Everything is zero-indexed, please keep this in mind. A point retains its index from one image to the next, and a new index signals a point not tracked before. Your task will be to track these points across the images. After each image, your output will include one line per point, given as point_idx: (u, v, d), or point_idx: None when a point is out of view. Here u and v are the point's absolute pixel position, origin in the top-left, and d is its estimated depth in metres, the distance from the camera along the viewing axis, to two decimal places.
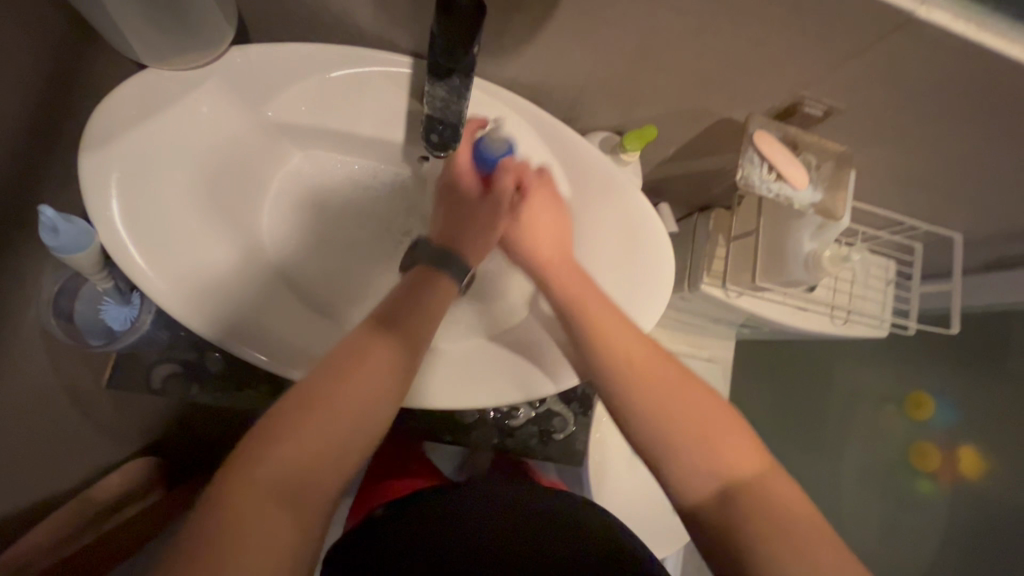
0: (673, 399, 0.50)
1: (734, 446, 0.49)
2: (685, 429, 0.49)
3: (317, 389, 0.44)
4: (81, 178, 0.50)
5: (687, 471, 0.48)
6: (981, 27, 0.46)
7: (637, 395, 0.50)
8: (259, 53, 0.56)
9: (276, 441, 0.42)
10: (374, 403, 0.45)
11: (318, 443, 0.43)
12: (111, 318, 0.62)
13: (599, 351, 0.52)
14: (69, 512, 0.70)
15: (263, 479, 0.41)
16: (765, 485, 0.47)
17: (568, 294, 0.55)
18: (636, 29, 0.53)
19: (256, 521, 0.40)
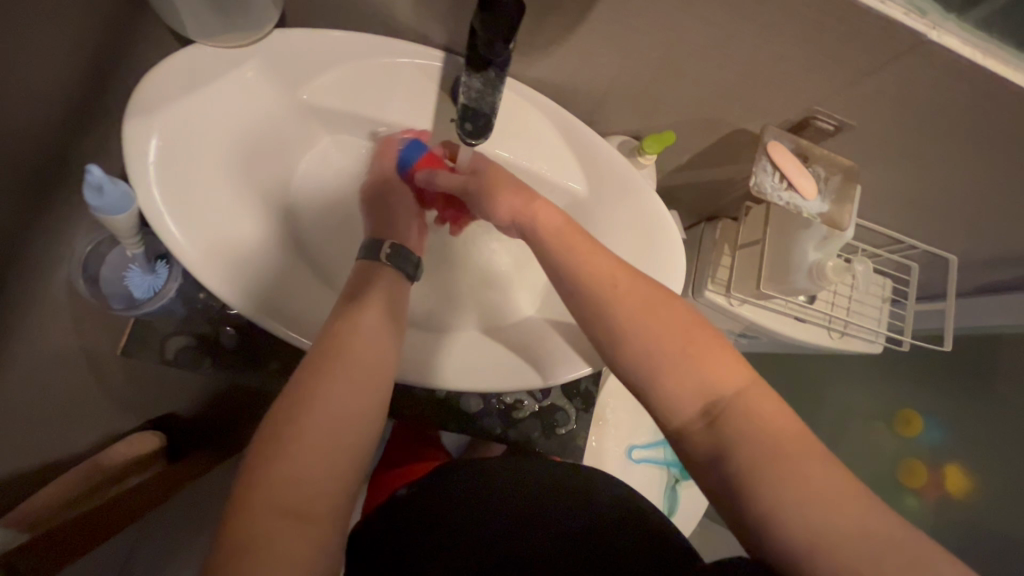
0: (653, 318, 0.48)
1: (719, 367, 0.45)
2: (666, 349, 0.47)
3: (307, 393, 0.45)
4: (123, 143, 0.51)
5: (671, 387, 0.46)
6: (987, 54, 0.50)
7: (614, 321, 0.49)
8: (300, 37, 0.58)
9: (288, 442, 0.43)
10: (367, 401, 0.48)
11: (322, 448, 0.43)
12: (133, 285, 0.64)
13: (583, 282, 0.51)
14: (72, 480, 0.65)
15: (275, 492, 0.41)
16: (757, 404, 0.43)
17: (555, 228, 0.56)
18: (664, 37, 0.56)
19: (276, 532, 0.39)
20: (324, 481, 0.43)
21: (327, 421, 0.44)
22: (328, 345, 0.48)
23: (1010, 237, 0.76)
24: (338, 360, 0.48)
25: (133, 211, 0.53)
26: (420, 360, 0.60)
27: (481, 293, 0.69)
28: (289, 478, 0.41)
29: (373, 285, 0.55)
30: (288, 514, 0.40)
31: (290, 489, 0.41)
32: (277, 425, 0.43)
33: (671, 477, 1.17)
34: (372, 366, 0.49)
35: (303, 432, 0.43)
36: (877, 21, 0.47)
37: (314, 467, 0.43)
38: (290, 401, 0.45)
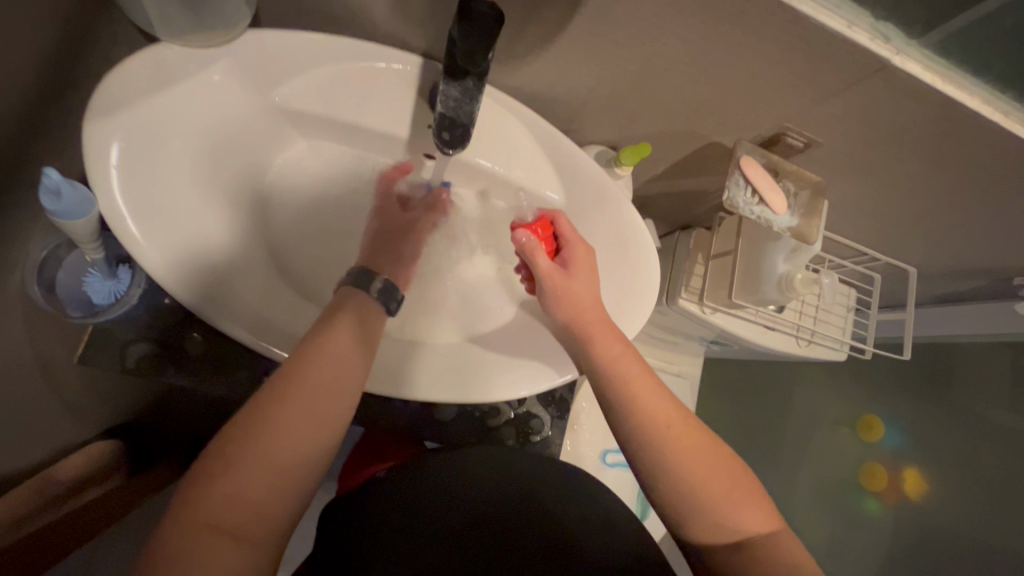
0: (699, 458, 0.53)
1: (752, 509, 0.52)
2: (708, 484, 0.52)
3: (275, 418, 0.44)
4: (83, 144, 0.48)
5: (713, 526, 0.51)
6: (945, 79, 0.52)
7: (667, 455, 0.53)
8: (274, 38, 0.57)
9: (239, 461, 0.42)
10: (324, 430, 0.46)
11: (270, 472, 0.43)
12: (93, 290, 0.61)
13: (636, 417, 0.54)
14: (29, 493, 0.62)
15: (212, 509, 0.40)
16: (779, 541, 0.51)
17: (611, 352, 0.58)
18: (641, 51, 0.56)
19: (209, 548, 0.40)
20: (266, 503, 0.43)
21: (281, 448, 0.44)
22: (294, 370, 0.47)
23: (967, 251, 0.79)
24: (301, 384, 0.46)
25: (93, 215, 0.50)
26: (394, 368, 0.59)
27: (458, 300, 0.68)
28: (231, 497, 0.41)
29: (347, 311, 0.53)
30: (225, 530, 0.41)
31: (229, 506, 0.41)
32: (228, 442, 0.43)
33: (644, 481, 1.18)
34: (339, 391, 0.48)
35: (251, 455, 0.42)
36: (844, 44, 0.49)
37: (260, 490, 0.42)
38: (245, 420, 0.44)
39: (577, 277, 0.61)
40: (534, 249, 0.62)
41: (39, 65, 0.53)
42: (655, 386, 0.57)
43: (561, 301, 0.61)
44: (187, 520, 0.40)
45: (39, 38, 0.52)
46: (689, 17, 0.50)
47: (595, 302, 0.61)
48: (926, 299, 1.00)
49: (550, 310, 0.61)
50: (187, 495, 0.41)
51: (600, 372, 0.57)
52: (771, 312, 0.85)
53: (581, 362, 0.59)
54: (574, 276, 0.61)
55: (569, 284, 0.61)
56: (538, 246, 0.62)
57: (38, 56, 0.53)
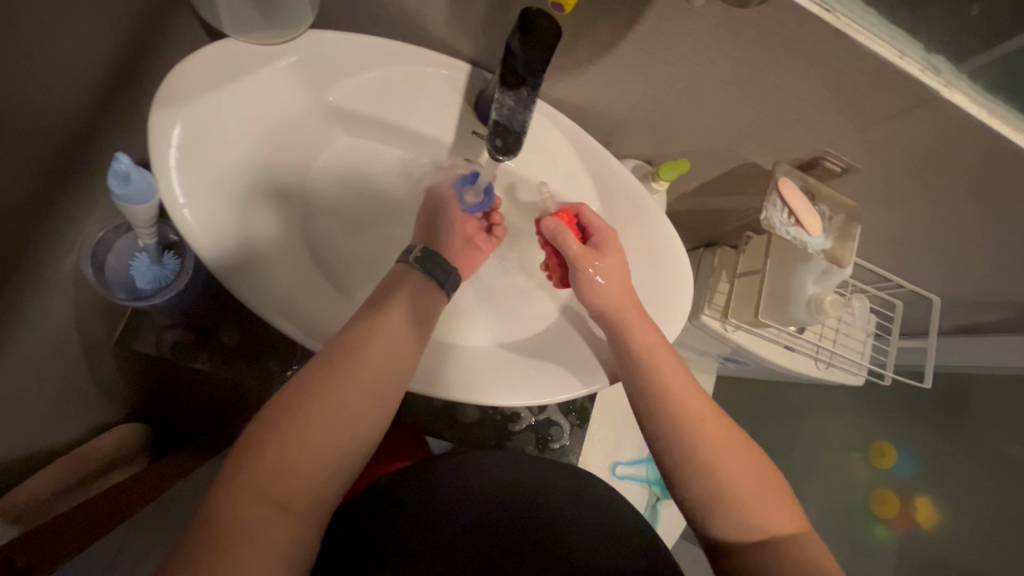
0: (732, 461, 0.54)
1: (778, 510, 0.53)
2: (694, 420, 0.55)
3: (324, 389, 0.46)
4: (149, 132, 0.50)
5: (738, 520, 0.52)
6: (992, 114, 0.53)
7: (701, 468, 0.53)
8: (332, 40, 0.58)
9: (290, 433, 0.43)
10: (369, 419, 0.47)
11: (322, 443, 0.44)
12: (138, 274, 0.60)
13: (666, 406, 0.56)
14: (74, 461, 0.65)
15: (256, 480, 0.42)
16: (758, 486, 0.53)
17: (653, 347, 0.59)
18: (691, 72, 0.57)
19: (255, 521, 0.41)
20: (311, 484, 0.44)
21: (327, 430, 0.45)
22: (344, 354, 0.48)
23: (993, 282, 0.80)
24: (351, 371, 0.47)
25: (155, 203, 0.51)
26: (426, 366, 0.60)
27: (490, 304, 0.69)
28: (278, 471, 0.42)
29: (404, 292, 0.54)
30: (269, 502, 0.42)
31: (280, 474, 0.42)
32: (278, 414, 0.44)
33: (654, 494, 1.18)
34: (389, 367, 0.49)
35: (300, 431, 0.44)
36: (895, 73, 0.50)
37: (305, 467, 0.43)
38: (296, 397, 0.45)
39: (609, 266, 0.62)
40: (562, 231, 0.62)
41: (110, 57, 0.55)
42: (688, 381, 0.58)
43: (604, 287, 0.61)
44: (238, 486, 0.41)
45: (108, 31, 0.54)
46: (744, 41, 0.52)
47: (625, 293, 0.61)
48: (947, 328, 1.00)
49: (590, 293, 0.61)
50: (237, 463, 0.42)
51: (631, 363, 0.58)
52: (793, 333, 0.86)
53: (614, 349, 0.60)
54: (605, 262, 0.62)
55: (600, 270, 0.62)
56: (567, 231, 0.63)
57: (109, 49, 0.55)
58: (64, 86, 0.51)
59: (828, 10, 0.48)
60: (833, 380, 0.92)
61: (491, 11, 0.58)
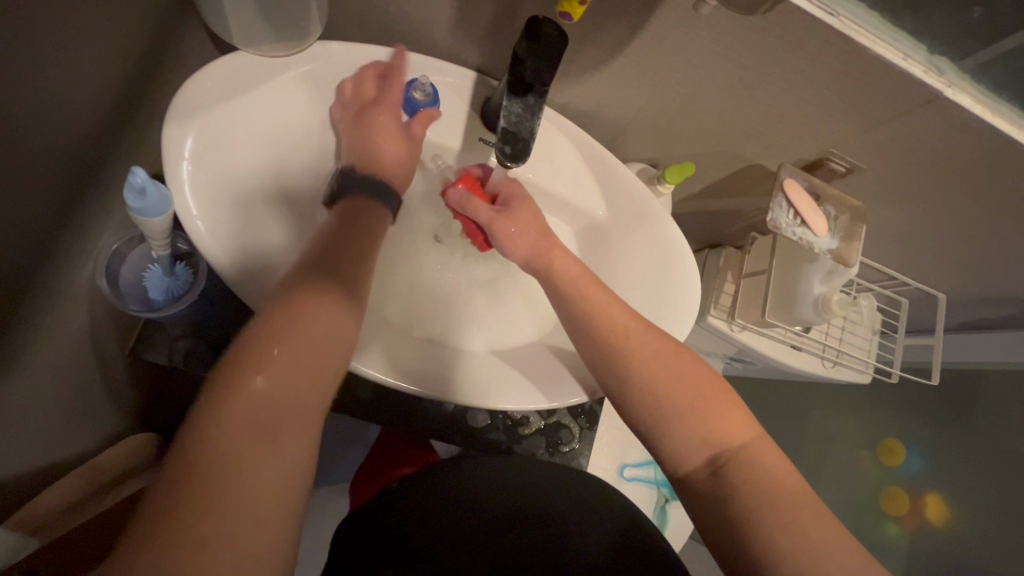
0: (680, 392, 0.53)
1: (730, 423, 0.52)
2: (634, 352, 0.54)
3: (244, 363, 0.41)
4: (163, 145, 0.51)
5: (685, 442, 0.52)
6: (995, 112, 0.54)
7: (644, 404, 0.53)
8: (340, 52, 0.59)
9: (212, 417, 0.38)
10: (304, 377, 0.42)
11: (256, 422, 0.39)
12: (151, 286, 0.61)
13: (609, 351, 0.55)
14: (82, 476, 0.65)
15: (181, 525, 0.35)
16: (701, 398, 0.53)
17: (600, 298, 0.57)
18: (695, 76, 0.58)
19: (195, 569, 0.34)
20: (255, 472, 0.38)
21: (254, 436, 0.39)
22: (259, 345, 0.42)
23: (998, 279, 0.80)
24: (270, 363, 0.41)
25: (170, 215, 0.51)
26: (438, 371, 0.60)
27: (498, 308, 0.70)
28: (206, 507, 0.35)
29: (341, 238, 0.51)
30: (205, 543, 0.35)
31: (216, 468, 0.37)
32: (194, 438, 0.37)
33: (662, 496, 1.18)
34: (326, 323, 0.45)
35: (232, 412, 0.38)
36: (900, 75, 0.51)
37: (239, 491, 0.37)
38: (209, 411, 0.38)
39: (521, 216, 0.62)
40: (467, 200, 0.60)
41: (123, 73, 0.56)
42: (634, 318, 0.57)
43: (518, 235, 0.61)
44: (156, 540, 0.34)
45: (121, 47, 0.55)
46: (749, 45, 0.52)
47: (548, 239, 0.62)
48: (952, 325, 1.00)
49: (512, 248, 0.61)
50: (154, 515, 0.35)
51: (567, 309, 0.58)
52: (799, 332, 0.86)
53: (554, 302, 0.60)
54: (519, 211, 0.62)
55: (515, 222, 0.61)
56: (472, 197, 0.61)
57: (122, 65, 0.56)
58: (79, 102, 0.52)
59: (832, 14, 0.48)
60: (841, 379, 0.93)
61: (498, 20, 0.58)
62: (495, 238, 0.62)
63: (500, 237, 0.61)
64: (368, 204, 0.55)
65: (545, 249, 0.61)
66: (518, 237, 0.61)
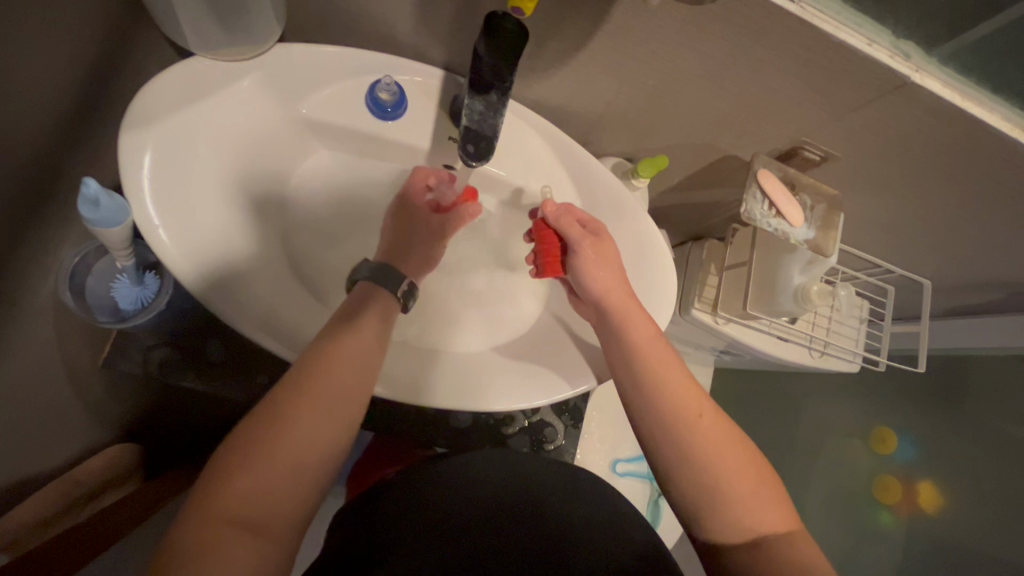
0: (726, 460, 0.53)
1: (771, 507, 0.52)
2: (682, 413, 0.55)
3: (286, 408, 0.45)
4: (119, 155, 0.50)
5: (725, 518, 0.52)
6: (965, 96, 0.53)
7: (688, 459, 0.53)
8: (301, 53, 0.58)
9: (252, 452, 0.43)
10: (336, 423, 0.47)
11: (288, 461, 0.44)
12: (120, 296, 0.61)
13: (658, 407, 0.55)
14: (55, 490, 0.65)
15: (230, 504, 0.41)
16: (750, 483, 0.53)
17: (649, 351, 0.58)
18: (662, 67, 0.57)
19: (228, 541, 0.41)
20: (276, 502, 0.43)
21: (293, 451, 0.44)
22: (309, 369, 0.48)
23: (982, 264, 0.79)
24: (319, 387, 0.47)
25: (127, 224, 0.51)
26: (412, 374, 0.60)
27: (475, 307, 0.69)
28: (251, 494, 0.42)
29: (374, 302, 0.55)
30: (244, 522, 0.42)
31: (250, 499, 0.42)
32: (252, 436, 0.44)
33: (655, 491, 1.18)
34: (357, 369, 0.50)
35: (269, 451, 0.44)
36: (865, 61, 0.50)
37: (275, 489, 0.43)
38: (264, 418, 0.45)
39: (600, 268, 0.61)
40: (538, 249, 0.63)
41: (79, 81, 0.55)
42: (681, 373, 0.58)
43: (603, 292, 0.60)
44: (210, 509, 0.41)
45: (74, 54, 0.54)
46: (712, 35, 0.51)
47: (622, 288, 0.61)
48: (940, 312, 0.99)
49: (586, 277, 0.60)
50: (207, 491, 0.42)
51: (620, 355, 0.59)
52: (784, 323, 0.86)
53: (609, 347, 0.60)
54: (600, 264, 0.61)
55: (600, 253, 0.61)
56: (546, 248, 0.63)
57: (77, 73, 0.55)
58: (32, 112, 0.51)
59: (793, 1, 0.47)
60: (828, 369, 0.92)
61: (459, 16, 0.57)
62: (574, 260, 0.61)
63: (578, 262, 0.61)
64: (381, 294, 0.56)
65: (616, 298, 0.60)
66: (593, 287, 0.60)
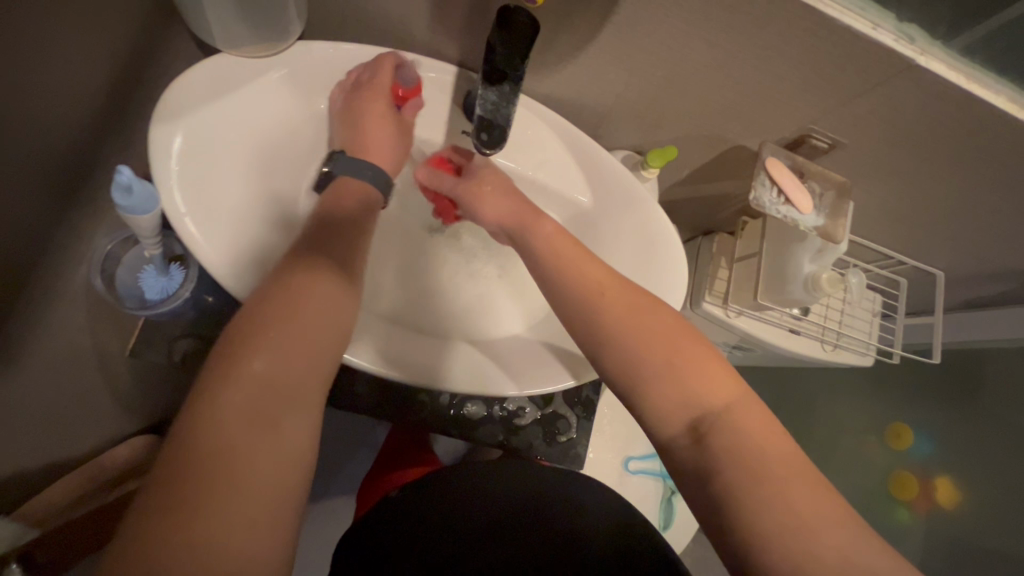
0: (668, 342, 0.50)
1: (710, 377, 0.48)
2: (602, 298, 0.52)
3: (244, 355, 0.41)
4: (151, 146, 0.52)
5: (664, 393, 0.48)
6: (972, 79, 0.53)
7: (621, 344, 0.50)
8: (320, 50, 0.60)
9: (214, 409, 0.38)
10: (307, 360, 0.43)
11: (258, 410, 0.39)
12: (146, 286, 0.63)
13: (577, 293, 0.53)
14: (83, 477, 0.69)
15: (197, 465, 0.36)
16: (694, 361, 0.48)
17: (565, 248, 0.56)
18: (670, 58, 0.58)
19: (208, 508, 0.36)
20: (257, 457, 0.38)
21: (259, 397, 0.40)
22: (264, 314, 0.43)
23: (996, 253, 0.79)
24: (278, 328, 0.43)
25: (157, 213, 0.54)
26: (426, 360, 0.61)
27: (490, 298, 0.70)
28: (226, 452, 0.37)
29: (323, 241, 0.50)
30: (224, 505, 0.36)
31: (223, 458, 0.37)
32: (209, 393, 0.39)
33: (667, 488, 1.18)
34: (319, 301, 0.46)
35: (234, 402, 0.39)
36: (870, 45, 0.51)
37: (247, 441, 0.38)
38: (220, 373, 0.40)
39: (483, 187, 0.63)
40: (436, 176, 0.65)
41: (110, 80, 0.58)
42: (589, 258, 0.56)
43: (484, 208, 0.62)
44: (176, 477, 0.36)
45: (106, 54, 0.57)
46: (718, 24, 0.53)
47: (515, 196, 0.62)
48: (955, 304, 0.99)
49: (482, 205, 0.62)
50: (171, 458, 0.37)
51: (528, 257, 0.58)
52: (796, 315, 0.86)
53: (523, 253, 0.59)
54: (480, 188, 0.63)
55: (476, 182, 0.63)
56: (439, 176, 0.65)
57: (109, 72, 0.58)
58: (66, 107, 0.54)
59: None
60: (842, 362, 0.91)
61: (472, 12, 0.59)
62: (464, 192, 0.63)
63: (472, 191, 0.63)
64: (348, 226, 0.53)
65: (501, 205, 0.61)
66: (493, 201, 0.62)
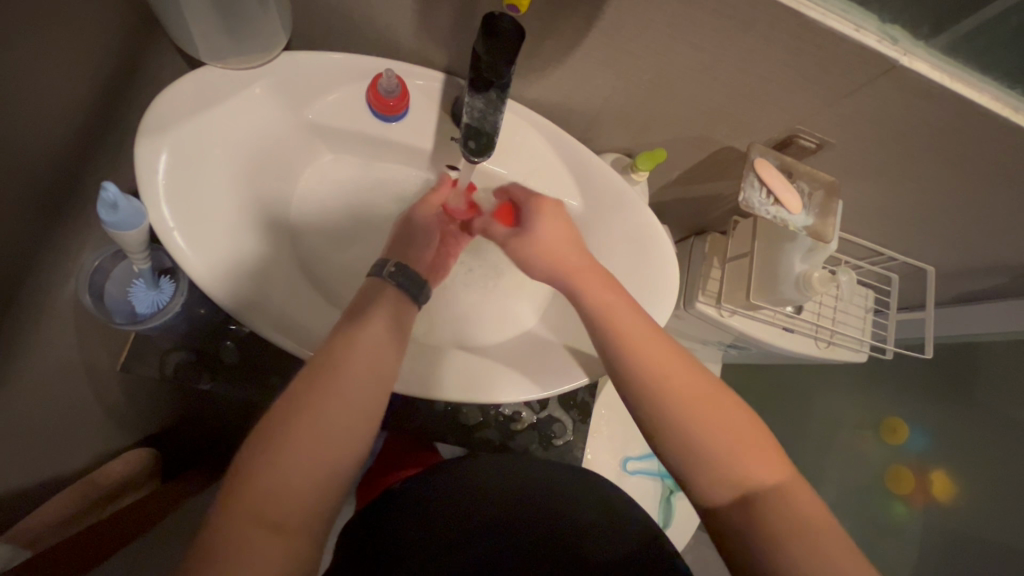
0: (728, 426, 0.51)
1: (765, 462, 0.49)
2: (666, 377, 0.52)
3: (305, 406, 0.46)
4: (137, 161, 0.52)
5: (720, 476, 0.49)
6: (955, 77, 0.54)
7: (683, 426, 0.51)
8: (306, 60, 0.60)
9: (275, 454, 0.44)
10: (358, 416, 0.48)
11: (311, 458, 0.45)
12: (137, 300, 0.63)
13: (642, 371, 0.53)
14: (74, 493, 0.67)
15: (254, 501, 0.42)
16: (751, 446, 0.50)
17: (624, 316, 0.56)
18: (655, 61, 0.58)
19: (255, 540, 0.41)
20: (301, 499, 0.44)
21: (315, 447, 0.45)
22: (326, 372, 0.48)
23: (986, 248, 0.79)
24: (337, 386, 0.48)
25: (143, 227, 0.54)
26: (420, 367, 0.61)
27: (483, 303, 0.70)
28: (278, 492, 0.43)
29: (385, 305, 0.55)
30: (269, 540, 0.42)
31: (276, 499, 0.43)
32: (273, 437, 0.44)
33: (666, 486, 1.18)
34: (378, 362, 0.51)
35: (293, 449, 0.44)
36: (852, 46, 0.51)
37: (298, 485, 0.44)
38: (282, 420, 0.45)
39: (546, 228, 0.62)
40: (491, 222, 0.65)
41: (94, 94, 0.58)
42: (655, 339, 0.55)
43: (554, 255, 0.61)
44: (235, 510, 0.41)
45: (89, 68, 0.56)
46: (701, 27, 0.53)
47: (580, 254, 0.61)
48: (947, 298, 0.99)
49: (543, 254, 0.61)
50: (232, 490, 0.42)
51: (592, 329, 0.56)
52: (789, 313, 0.87)
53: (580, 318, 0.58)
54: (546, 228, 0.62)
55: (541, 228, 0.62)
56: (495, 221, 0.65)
57: (92, 86, 0.58)
58: (49, 123, 0.53)
59: None
60: (838, 358, 0.91)
61: (457, 18, 0.59)
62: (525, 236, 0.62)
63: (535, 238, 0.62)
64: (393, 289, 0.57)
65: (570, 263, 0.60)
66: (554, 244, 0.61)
